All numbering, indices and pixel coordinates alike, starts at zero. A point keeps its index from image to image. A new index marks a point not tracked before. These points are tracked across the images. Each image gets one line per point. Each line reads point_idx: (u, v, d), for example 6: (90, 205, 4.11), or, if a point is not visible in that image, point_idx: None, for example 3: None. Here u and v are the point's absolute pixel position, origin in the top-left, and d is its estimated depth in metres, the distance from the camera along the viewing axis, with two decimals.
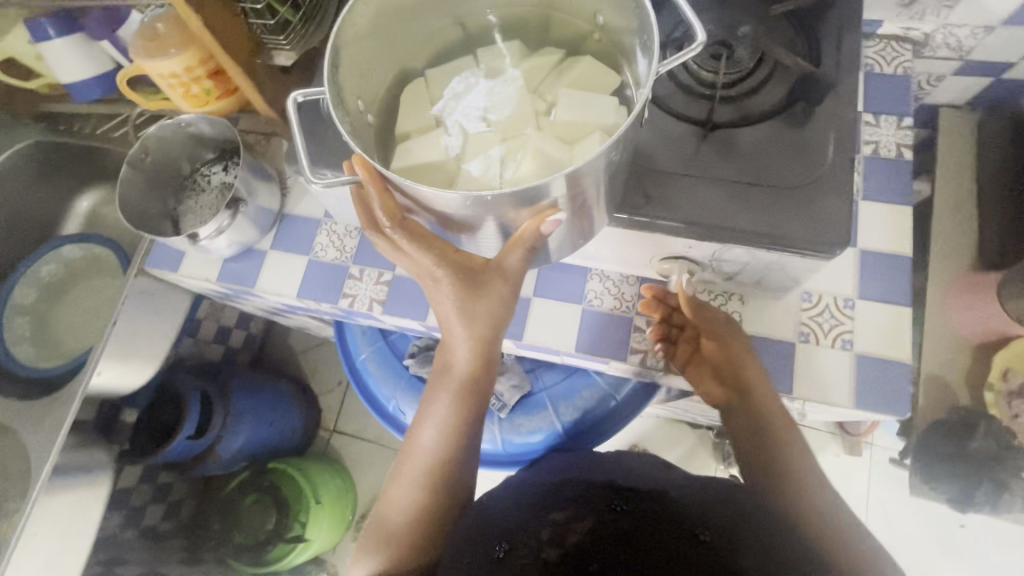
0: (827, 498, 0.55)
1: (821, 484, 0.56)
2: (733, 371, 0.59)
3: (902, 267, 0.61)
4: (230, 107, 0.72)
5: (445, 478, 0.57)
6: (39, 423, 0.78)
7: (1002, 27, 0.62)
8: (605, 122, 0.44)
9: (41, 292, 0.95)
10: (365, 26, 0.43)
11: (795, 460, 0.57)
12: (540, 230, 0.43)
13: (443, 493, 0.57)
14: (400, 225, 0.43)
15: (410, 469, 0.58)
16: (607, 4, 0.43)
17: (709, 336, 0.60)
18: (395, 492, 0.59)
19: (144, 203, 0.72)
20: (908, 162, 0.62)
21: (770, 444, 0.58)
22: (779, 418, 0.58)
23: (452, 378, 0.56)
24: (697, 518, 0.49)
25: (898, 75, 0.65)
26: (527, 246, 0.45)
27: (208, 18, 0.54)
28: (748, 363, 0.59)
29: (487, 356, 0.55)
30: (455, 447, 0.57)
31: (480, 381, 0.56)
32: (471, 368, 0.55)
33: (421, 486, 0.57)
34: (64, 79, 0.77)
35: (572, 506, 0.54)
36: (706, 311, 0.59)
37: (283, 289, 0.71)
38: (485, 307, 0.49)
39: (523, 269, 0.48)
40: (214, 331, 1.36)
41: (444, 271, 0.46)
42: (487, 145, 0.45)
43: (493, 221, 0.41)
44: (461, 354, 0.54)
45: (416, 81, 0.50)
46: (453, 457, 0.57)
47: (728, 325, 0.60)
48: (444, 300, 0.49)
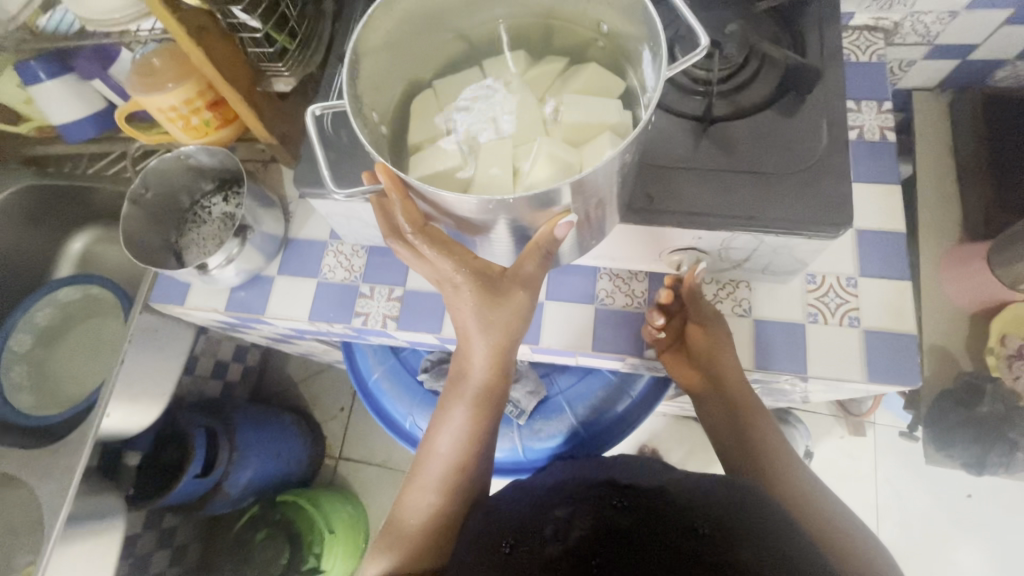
0: (803, 479, 0.59)
1: (796, 466, 0.61)
2: (709, 357, 0.62)
3: (897, 243, 0.63)
4: (230, 136, 0.72)
5: (462, 484, 0.57)
6: (47, 473, 0.76)
7: (966, 11, 0.66)
8: (614, 123, 0.46)
9: (37, 339, 0.93)
10: (375, 45, 0.45)
11: (774, 446, 0.61)
12: (554, 234, 0.43)
13: (460, 498, 0.57)
14: (422, 230, 0.44)
15: (426, 474, 0.58)
16: (610, 12, 0.46)
17: (693, 325, 0.62)
18: (411, 497, 0.58)
19: (147, 238, 0.72)
20: (892, 144, 0.65)
21: (745, 429, 0.62)
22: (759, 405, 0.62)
23: (469, 386, 0.55)
24: (699, 513, 0.50)
25: (873, 62, 0.69)
26: (542, 251, 0.45)
27: (208, 48, 0.55)
28: (723, 351, 0.61)
29: (505, 364, 0.54)
30: (472, 453, 0.57)
31: (498, 389, 0.55)
32: (488, 377, 0.54)
33: (438, 492, 0.57)
34: (55, 121, 0.76)
35: (574, 503, 0.56)
36: (700, 302, 0.61)
37: (293, 314, 0.71)
38: (503, 317, 0.49)
39: (542, 274, 0.48)
40: (212, 366, 1.33)
41: (464, 278, 0.46)
42: (499, 151, 0.46)
43: (509, 222, 0.42)
44: (478, 362, 0.53)
45: (425, 96, 0.51)
46: (470, 463, 0.57)
47: (716, 315, 0.62)
48: (462, 306, 0.48)
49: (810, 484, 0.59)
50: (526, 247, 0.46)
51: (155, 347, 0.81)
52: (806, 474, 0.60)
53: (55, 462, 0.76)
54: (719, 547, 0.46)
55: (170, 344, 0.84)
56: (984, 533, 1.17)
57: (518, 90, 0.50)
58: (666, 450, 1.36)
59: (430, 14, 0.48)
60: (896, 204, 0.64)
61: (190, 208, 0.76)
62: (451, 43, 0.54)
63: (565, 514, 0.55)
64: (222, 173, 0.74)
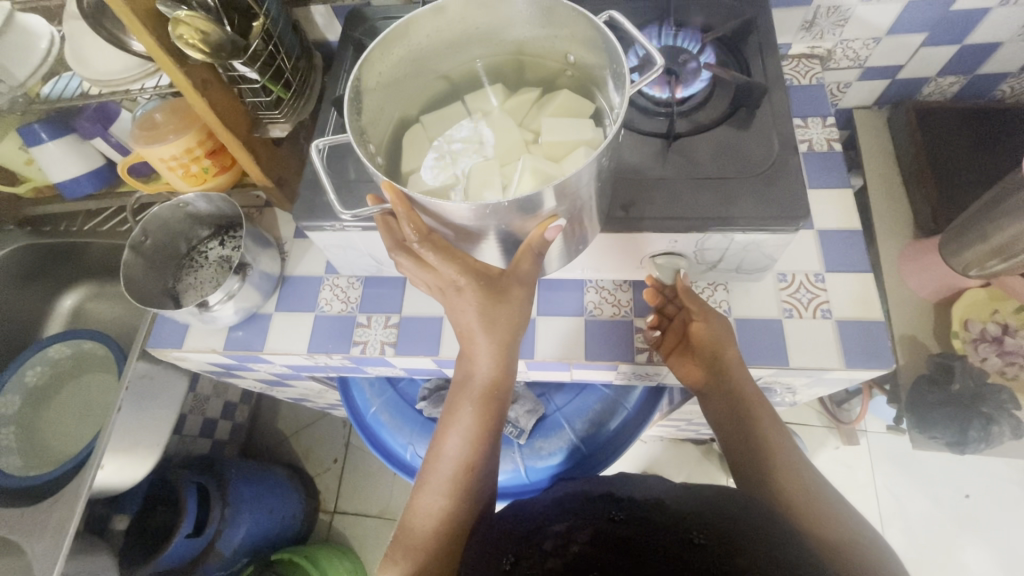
0: (794, 461, 0.59)
1: (795, 456, 0.60)
2: (715, 353, 0.63)
3: (856, 239, 0.68)
4: (227, 183, 0.75)
5: (471, 484, 0.58)
6: (37, 532, 0.73)
7: (887, 36, 0.76)
8: (586, 138, 0.51)
9: (27, 399, 0.92)
10: (370, 83, 0.50)
11: (774, 432, 0.61)
12: (545, 237, 0.48)
13: (470, 500, 0.58)
14: (426, 239, 0.48)
15: (436, 477, 0.58)
16: (577, 44, 0.52)
17: (697, 322, 0.63)
18: (423, 501, 0.59)
19: (147, 284, 0.73)
20: (839, 153, 0.73)
21: (744, 423, 0.62)
22: (757, 398, 0.63)
23: (475, 386, 0.57)
24: (693, 522, 0.50)
25: (815, 84, 0.77)
26: (535, 252, 0.50)
27: (209, 97, 0.59)
28: (724, 344, 0.63)
29: (510, 362, 0.56)
30: (480, 454, 0.58)
31: (502, 387, 0.57)
32: (493, 375, 0.56)
33: (448, 495, 0.57)
34: (55, 180, 0.79)
35: (570, 517, 0.54)
36: (696, 297, 0.64)
37: (292, 347, 0.72)
38: (506, 313, 0.52)
39: (535, 275, 0.52)
40: (200, 424, 1.31)
41: (466, 280, 0.49)
42: (488, 170, 0.50)
43: (501, 228, 0.46)
44: (484, 362, 0.55)
45: (416, 127, 0.56)
46: (479, 464, 0.58)
47: (713, 312, 0.64)
48: (465, 308, 0.51)
49: (807, 470, 0.60)
50: (519, 250, 0.50)
51: (151, 396, 0.81)
52: (803, 460, 0.61)
53: (47, 517, 0.74)
54: (720, 558, 0.45)
55: (164, 391, 0.84)
56: (988, 533, 1.18)
57: (498, 118, 0.55)
58: (667, 476, 1.36)
59: (417, 58, 0.54)
60: (849, 204, 0.70)
61: (187, 253, 0.78)
62: (436, 83, 0.59)
63: (563, 528, 0.53)
64: (218, 219, 0.78)
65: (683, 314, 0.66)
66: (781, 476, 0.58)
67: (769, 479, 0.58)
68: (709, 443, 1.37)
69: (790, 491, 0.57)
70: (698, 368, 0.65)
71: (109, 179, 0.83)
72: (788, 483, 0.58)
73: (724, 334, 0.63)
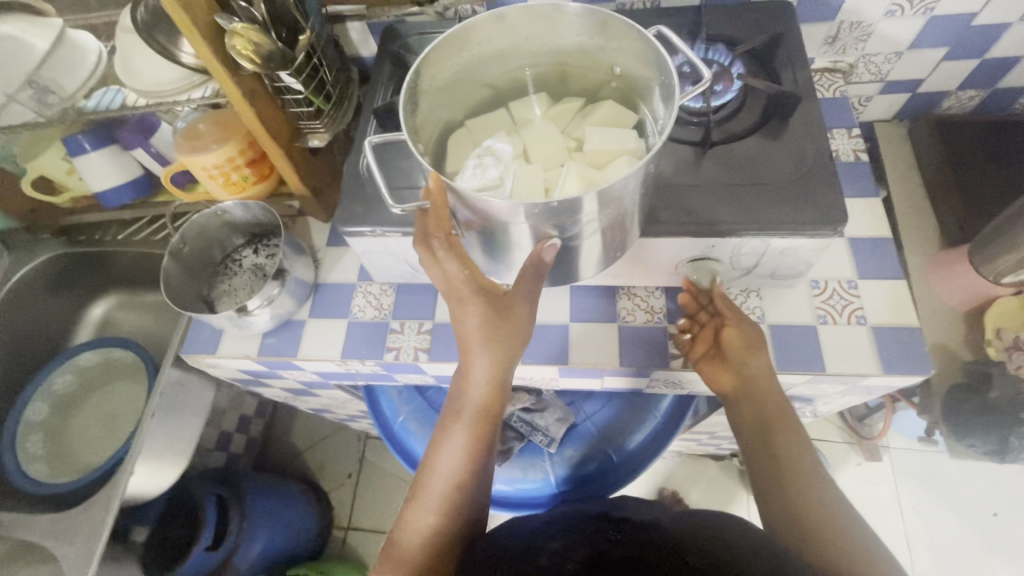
0: (815, 476, 0.59)
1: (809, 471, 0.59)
2: (746, 360, 0.63)
3: (887, 247, 0.69)
4: (264, 193, 0.77)
5: (462, 502, 0.58)
6: (70, 537, 0.73)
7: (908, 51, 0.79)
8: (629, 148, 0.52)
9: (55, 406, 0.92)
10: (424, 86, 0.51)
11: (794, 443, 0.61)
12: (541, 254, 0.50)
13: (460, 516, 0.58)
14: (445, 237, 0.50)
15: (428, 493, 0.59)
16: (623, 55, 0.53)
17: (730, 329, 0.63)
18: (413, 517, 0.59)
19: (184, 289, 0.75)
20: (866, 163, 0.74)
21: (768, 430, 0.61)
22: (779, 408, 0.62)
23: (469, 405, 0.58)
24: (688, 545, 0.50)
25: (838, 96, 0.79)
26: (534, 272, 0.52)
27: (257, 106, 0.61)
28: (755, 352, 0.63)
29: (503, 386, 0.58)
30: (473, 471, 0.59)
31: (494, 407, 0.59)
32: (485, 396, 0.58)
33: (439, 512, 0.57)
34: (94, 190, 0.81)
35: (568, 536, 0.56)
36: (731, 302, 0.64)
37: (326, 353, 0.73)
38: (503, 332, 0.54)
39: (535, 294, 0.55)
40: (216, 436, 1.30)
41: (470, 292, 0.52)
42: (532, 174, 0.51)
43: (541, 228, 0.47)
44: (479, 381, 0.57)
45: (461, 131, 0.58)
46: (470, 482, 0.58)
47: (741, 316, 0.64)
48: (467, 319, 0.54)
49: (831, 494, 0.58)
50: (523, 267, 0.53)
51: (183, 402, 0.82)
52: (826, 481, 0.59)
53: (81, 522, 0.74)
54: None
55: (193, 399, 0.84)
56: (1018, 553, 1.15)
57: (542, 126, 0.56)
58: (686, 492, 1.34)
59: (466, 66, 0.56)
60: (878, 213, 0.71)
61: (222, 261, 0.80)
62: (481, 91, 0.61)
63: (558, 546, 0.54)
64: (253, 227, 0.79)
65: (716, 320, 0.65)
66: (796, 490, 0.58)
67: (789, 501, 0.57)
68: (729, 458, 1.36)
69: (808, 514, 0.56)
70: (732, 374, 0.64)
71: (146, 189, 0.84)
72: (808, 501, 0.57)
73: (757, 338, 0.63)
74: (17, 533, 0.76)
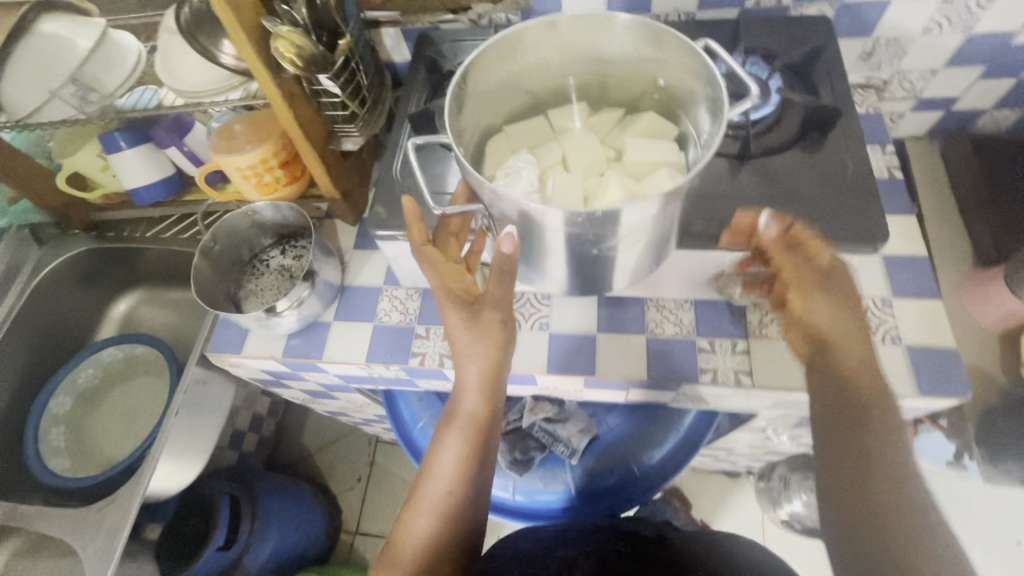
0: (900, 468, 0.51)
1: (901, 471, 0.51)
2: (814, 322, 0.55)
3: (921, 265, 0.68)
4: (294, 195, 0.78)
5: (457, 510, 0.58)
6: (91, 531, 0.73)
7: (944, 68, 0.78)
8: (670, 160, 0.52)
9: (77, 400, 0.93)
10: (468, 91, 0.51)
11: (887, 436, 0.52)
12: (503, 246, 0.50)
13: (456, 524, 0.58)
14: (419, 248, 0.54)
15: (422, 501, 0.58)
16: (668, 67, 0.53)
17: (795, 290, 0.55)
18: (407, 524, 0.58)
19: (213, 288, 0.75)
20: (900, 180, 0.73)
21: (858, 413, 0.53)
22: (863, 383, 0.54)
23: (464, 415, 0.58)
24: (688, 552, 0.65)
25: (871, 113, 0.78)
26: (501, 266, 0.52)
27: (296, 108, 0.61)
28: (834, 313, 0.54)
29: (496, 396, 0.59)
30: (469, 479, 0.58)
31: (490, 416, 0.59)
32: (480, 404, 0.58)
33: (434, 519, 0.57)
34: (127, 187, 0.82)
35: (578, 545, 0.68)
36: (800, 251, 0.54)
37: (351, 356, 0.73)
38: (487, 339, 0.55)
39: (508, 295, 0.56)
40: (230, 434, 1.30)
41: (446, 302, 0.55)
42: (570, 182, 0.51)
43: (577, 236, 0.47)
44: (472, 389, 0.57)
45: (499, 137, 0.58)
46: (466, 490, 0.58)
47: (810, 267, 0.54)
48: (451, 326, 0.56)
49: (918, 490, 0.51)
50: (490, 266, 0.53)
51: (203, 400, 0.82)
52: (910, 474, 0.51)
53: (101, 516, 0.74)
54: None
55: (214, 397, 0.84)
56: None
57: (581, 135, 0.56)
58: (699, 510, 1.31)
59: (510, 73, 0.56)
60: (913, 231, 0.70)
61: (249, 260, 0.80)
62: (521, 97, 0.61)
63: (570, 553, 0.66)
64: (281, 228, 0.80)
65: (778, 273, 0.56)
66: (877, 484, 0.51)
67: (867, 494, 0.51)
68: (744, 476, 1.33)
69: (882, 510, 0.50)
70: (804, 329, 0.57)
71: (176, 188, 0.85)
72: (887, 499, 0.51)
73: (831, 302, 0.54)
74: (37, 526, 0.76)
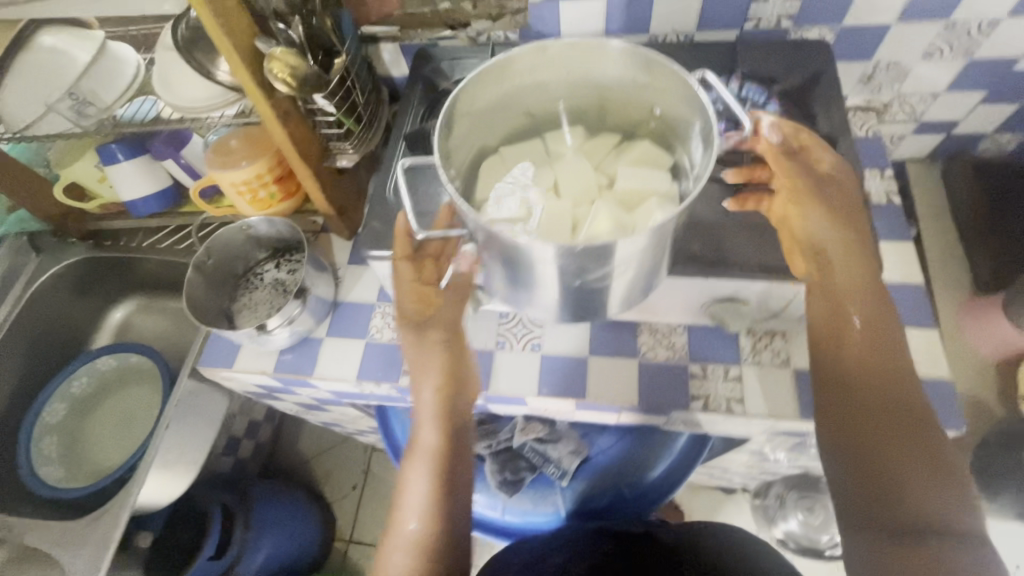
0: (891, 381, 0.60)
1: (888, 381, 0.60)
2: (811, 236, 0.60)
3: (919, 293, 0.67)
4: (288, 209, 0.78)
5: (431, 541, 0.65)
6: (79, 544, 0.73)
7: (945, 93, 0.77)
8: (662, 191, 0.51)
9: (71, 408, 0.93)
10: (461, 112, 0.51)
11: (900, 381, 0.60)
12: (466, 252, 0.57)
13: (432, 556, 0.64)
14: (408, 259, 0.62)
15: (400, 536, 0.66)
16: (663, 96, 0.53)
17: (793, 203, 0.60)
18: (389, 562, 0.65)
19: (207, 303, 0.75)
20: (898, 205, 0.72)
21: (849, 337, 0.61)
22: (857, 294, 0.61)
23: (425, 449, 0.68)
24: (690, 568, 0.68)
25: (870, 136, 0.78)
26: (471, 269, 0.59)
27: (289, 126, 0.61)
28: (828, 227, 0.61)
29: (450, 428, 0.68)
30: (438, 509, 0.66)
31: (448, 446, 0.68)
32: (437, 437, 0.68)
33: (410, 551, 0.65)
34: (124, 198, 0.82)
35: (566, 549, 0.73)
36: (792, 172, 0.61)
37: (342, 374, 0.72)
38: (434, 367, 0.68)
39: (454, 323, 0.69)
40: (225, 440, 1.30)
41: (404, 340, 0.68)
42: (560, 208, 0.51)
43: (563, 267, 0.46)
44: (428, 425, 0.68)
45: (493, 159, 0.57)
46: (437, 520, 0.66)
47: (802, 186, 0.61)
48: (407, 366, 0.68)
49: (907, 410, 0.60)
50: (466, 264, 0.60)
51: (195, 413, 0.82)
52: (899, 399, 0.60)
53: (89, 531, 0.74)
54: None
55: (206, 409, 0.84)
56: None
57: (574, 160, 0.55)
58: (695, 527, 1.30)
59: (507, 93, 0.56)
60: (911, 257, 0.69)
61: (244, 274, 0.80)
62: (518, 117, 0.60)
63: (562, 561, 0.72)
64: (276, 242, 0.80)
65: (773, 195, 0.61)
66: (870, 401, 0.59)
67: (864, 415, 0.59)
68: (741, 493, 1.32)
69: (872, 435, 0.58)
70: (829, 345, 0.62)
71: (173, 199, 0.85)
72: (881, 415, 0.59)
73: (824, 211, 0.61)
74: (27, 537, 0.77)
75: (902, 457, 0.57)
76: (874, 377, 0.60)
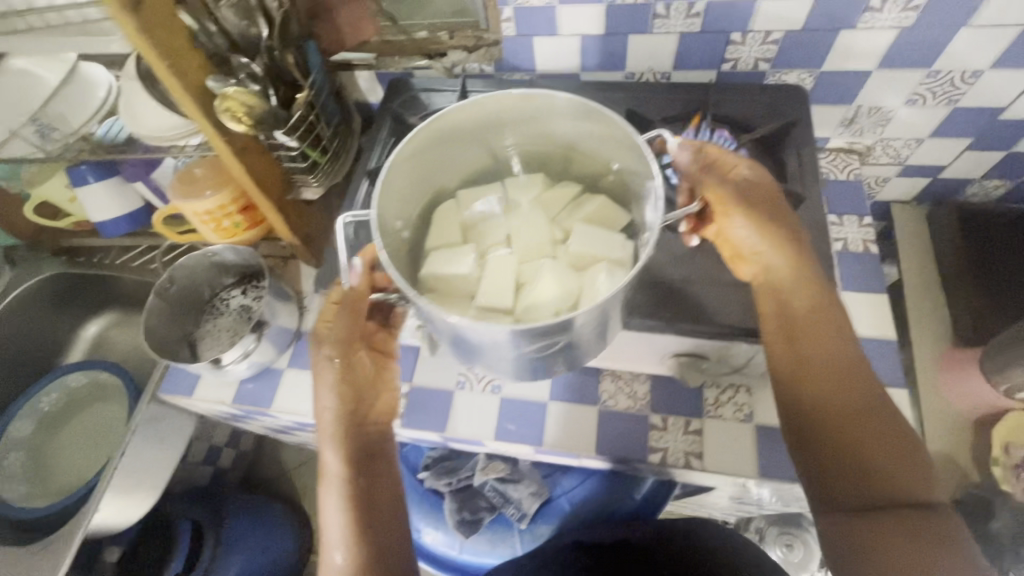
0: (844, 358, 0.53)
1: (845, 368, 0.52)
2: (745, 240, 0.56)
3: (890, 349, 0.65)
4: (255, 237, 0.77)
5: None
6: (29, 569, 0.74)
7: (930, 138, 0.75)
8: (613, 254, 0.50)
9: (40, 423, 0.93)
10: (410, 157, 0.49)
11: (854, 372, 0.52)
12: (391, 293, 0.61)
13: None
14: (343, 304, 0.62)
15: None
16: (619, 153, 0.51)
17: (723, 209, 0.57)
18: None
19: (168, 332, 0.75)
20: (875, 255, 0.70)
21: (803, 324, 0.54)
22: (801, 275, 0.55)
23: (330, 469, 0.57)
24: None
25: (851, 180, 0.76)
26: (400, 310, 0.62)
27: (246, 161, 0.60)
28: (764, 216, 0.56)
29: (353, 438, 0.58)
30: (362, 537, 0.55)
31: (357, 458, 0.58)
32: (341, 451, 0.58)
33: None
34: (94, 218, 0.81)
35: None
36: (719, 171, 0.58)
37: (299, 408, 0.71)
38: (333, 377, 0.58)
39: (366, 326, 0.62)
40: (204, 452, 1.29)
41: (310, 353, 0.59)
42: (505, 266, 0.50)
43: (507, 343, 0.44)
44: (330, 441, 0.58)
45: (449, 204, 0.56)
46: (362, 550, 0.54)
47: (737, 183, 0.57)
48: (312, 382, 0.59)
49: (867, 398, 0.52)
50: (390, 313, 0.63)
51: (157, 438, 0.81)
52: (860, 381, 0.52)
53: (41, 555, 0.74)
54: None
55: (170, 433, 0.84)
56: None
57: (529, 212, 0.54)
58: None
59: (466, 132, 0.53)
60: (885, 311, 0.66)
61: (209, 300, 0.79)
62: (481, 157, 0.58)
63: None
64: (243, 269, 0.79)
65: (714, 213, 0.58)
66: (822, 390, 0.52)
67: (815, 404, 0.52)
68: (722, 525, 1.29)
69: (832, 423, 0.52)
70: (788, 356, 0.53)
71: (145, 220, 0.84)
72: (840, 403, 0.52)
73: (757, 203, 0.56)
74: None
75: (869, 448, 0.50)
76: (827, 371, 0.52)
